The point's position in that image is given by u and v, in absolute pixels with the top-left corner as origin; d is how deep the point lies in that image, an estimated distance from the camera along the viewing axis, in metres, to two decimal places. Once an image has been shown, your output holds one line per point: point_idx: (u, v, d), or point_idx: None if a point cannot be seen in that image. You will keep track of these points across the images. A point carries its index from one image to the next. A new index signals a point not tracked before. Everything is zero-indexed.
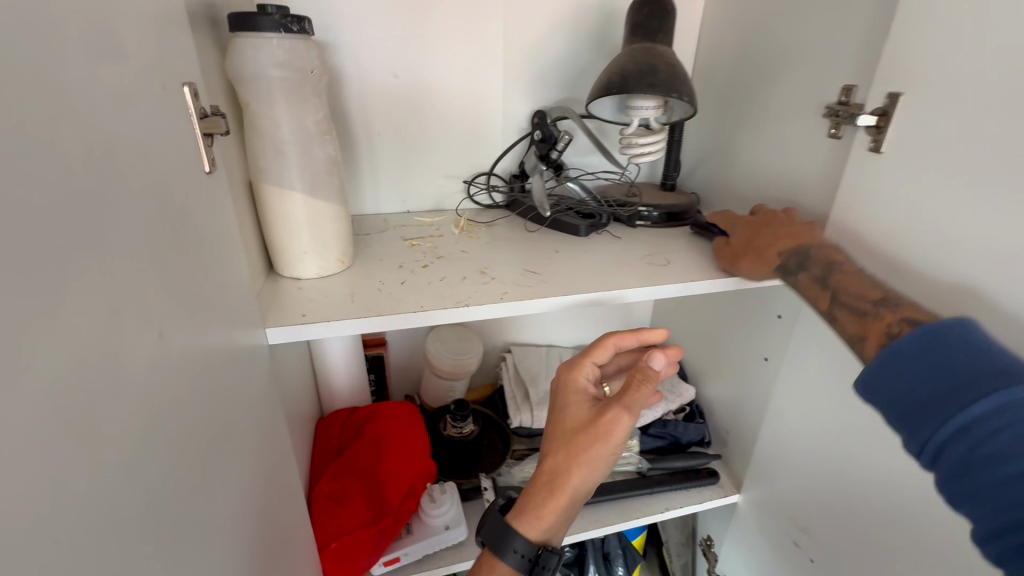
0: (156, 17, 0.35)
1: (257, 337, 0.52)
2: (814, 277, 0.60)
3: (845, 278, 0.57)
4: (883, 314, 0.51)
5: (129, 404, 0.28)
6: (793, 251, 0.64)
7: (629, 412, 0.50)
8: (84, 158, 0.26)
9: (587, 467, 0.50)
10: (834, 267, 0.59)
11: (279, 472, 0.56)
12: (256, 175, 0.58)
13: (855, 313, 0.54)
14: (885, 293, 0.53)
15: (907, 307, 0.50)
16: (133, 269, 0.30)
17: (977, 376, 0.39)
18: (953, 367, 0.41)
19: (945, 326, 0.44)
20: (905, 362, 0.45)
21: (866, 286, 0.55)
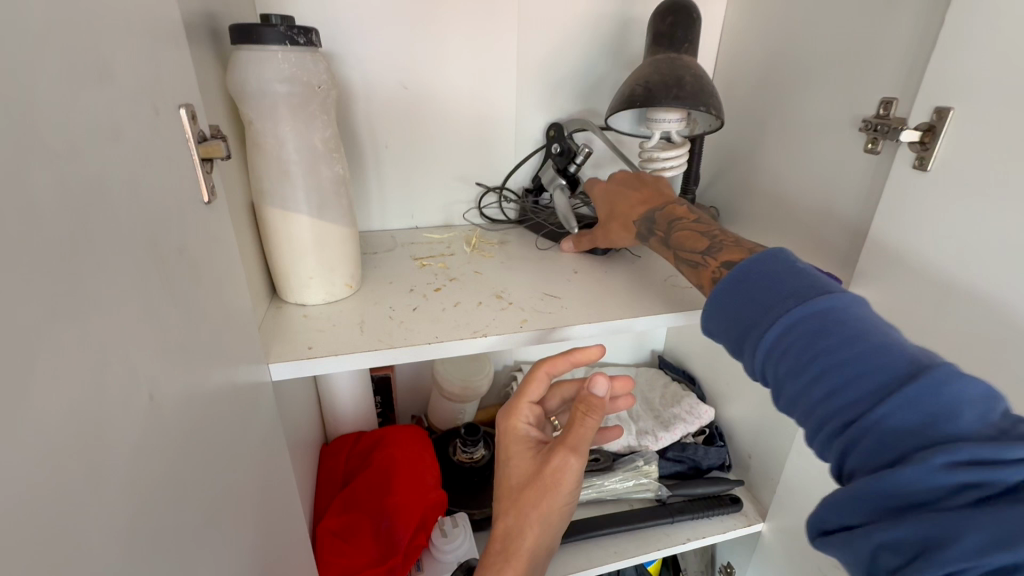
0: (149, 32, 0.31)
1: (260, 374, 0.48)
2: (660, 239, 0.61)
3: (682, 233, 0.58)
4: (710, 261, 0.53)
5: (118, 484, 0.24)
6: (641, 218, 0.64)
7: (575, 455, 0.47)
8: (62, 203, 0.22)
9: (539, 523, 0.48)
10: (674, 223, 0.60)
11: (285, 518, 0.52)
12: (259, 197, 0.54)
13: (690, 263, 0.55)
14: (710, 241, 0.55)
15: (729, 250, 0.52)
16: (122, 325, 0.26)
17: (777, 294, 0.41)
18: (757, 295, 0.42)
19: (756, 257, 0.45)
20: (717, 302, 0.45)
21: (698, 235, 0.57)
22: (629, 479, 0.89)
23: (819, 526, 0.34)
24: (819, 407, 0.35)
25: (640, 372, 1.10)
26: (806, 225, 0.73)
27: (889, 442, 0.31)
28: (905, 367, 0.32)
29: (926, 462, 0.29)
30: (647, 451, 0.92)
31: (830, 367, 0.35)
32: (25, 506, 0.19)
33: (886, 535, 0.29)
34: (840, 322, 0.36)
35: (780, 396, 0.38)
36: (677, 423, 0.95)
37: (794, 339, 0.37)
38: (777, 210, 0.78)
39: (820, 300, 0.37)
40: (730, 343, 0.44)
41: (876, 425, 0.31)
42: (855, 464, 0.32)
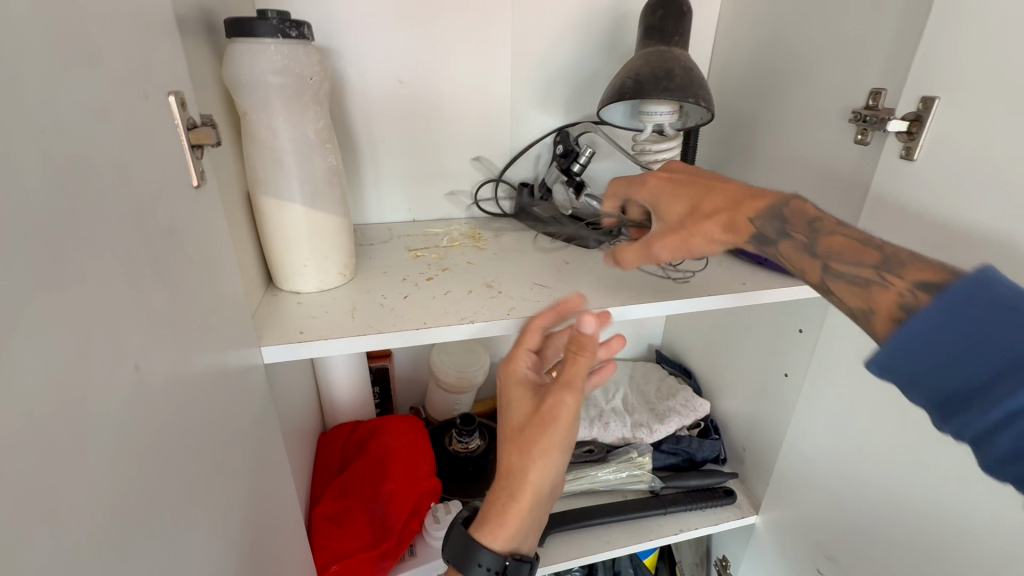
0: (139, 21, 0.32)
1: (252, 357, 0.50)
2: (800, 246, 0.50)
3: (835, 240, 0.47)
4: (889, 281, 0.42)
5: (100, 447, 0.26)
6: (766, 216, 0.52)
7: (570, 392, 0.47)
8: (55, 178, 0.24)
9: (544, 459, 0.47)
10: (817, 226, 0.49)
11: (276, 498, 0.53)
12: (254, 186, 0.55)
13: (857, 283, 0.45)
14: (881, 257, 0.44)
15: (916, 272, 0.41)
16: (110, 295, 0.27)
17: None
18: (987, 333, 0.34)
19: (964, 284, 0.36)
20: (919, 339, 0.37)
21: (860, 244, 0.46)
22: (622, 470, 0.89)
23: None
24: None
25: (637, 366, 1.11)
26: None
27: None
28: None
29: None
30: (641, 443, 0.92)
31: None
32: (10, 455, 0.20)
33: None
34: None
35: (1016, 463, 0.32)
36: (672, 416, 0.95)
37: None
38: None
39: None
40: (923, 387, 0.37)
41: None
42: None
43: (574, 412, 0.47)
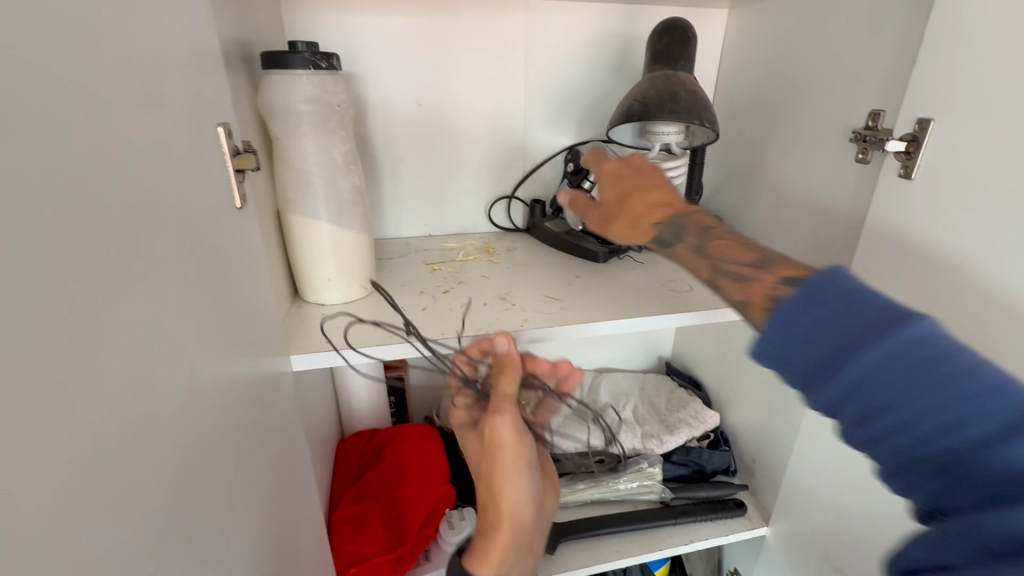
0: (193, 61, 0.36)
1: (282, 365, 0.53)
2: (692, 248, 0.50)
3: (719, 242, 0.49)
4: (761, 276, 0.44)
5: (157, 440, 0.29)
6: (666, 221, 0.52)
7: (497, 415, 0.51)
8: (125, 205, 0.27)
9: (504, 479, 0.51)
10: (709, 233, 0.50)
11: (299, 500, 0.56)
12: (284, 205, 0.59)
13: (734, 276, 0.46)
14: (756, 253, 0.46)
15: (779, 262, 0.44)
16: (168, 308, 0.31)
17: (866, 313, 0.34)
18: (835, 313, 0.35)
19: (818, 277, 0.37)
20: (783, 320, 0.37)
21: (741, 246, 0.48)
22: (633, 480, 0.91)
23: (902, 564, 0.32)
24: (928, 449, 0.31)
25: (647, 377, 1.12)
26: (804, 232, 0.76)
27: (996, 489, 0.28)
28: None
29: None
30: (651, 454, 0.94)
31: (934, 407, 0.30)
32: (87, 442, 0.24)
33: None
34: (940, 353, 0.30)
35: (870, 431, 0.33)
36: (682, 427, 0.96)
37: (893, 370, 0.31)
38: (776, 217, 0.81)
39: (924, 320, 0.31)
40: (792, 371, 0.37)
41: (1002, 470, 0.28)
42: (961, 503, 0.30)
43: (509, 434, 0.51)
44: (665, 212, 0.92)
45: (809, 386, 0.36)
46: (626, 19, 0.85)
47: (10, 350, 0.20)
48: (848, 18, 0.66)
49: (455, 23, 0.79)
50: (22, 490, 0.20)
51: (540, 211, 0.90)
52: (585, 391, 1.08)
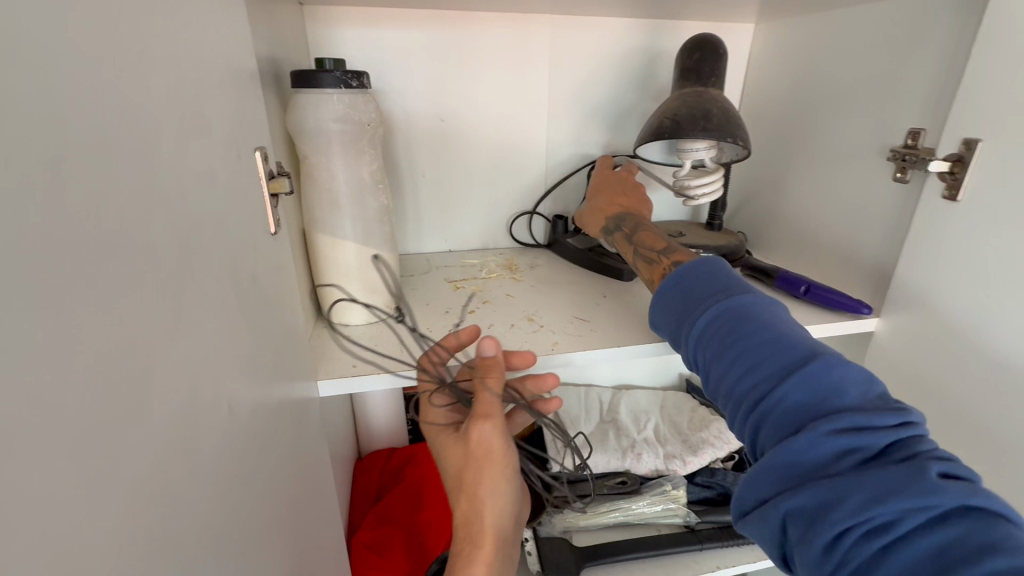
0: (233, 86, 0.35)
1: (309, 390, 0.51)
2: (625, 235, 0.66)
3: (646, 234, 0.63)
4: (663, 259, 0.58)
5: (197, 485, 0.28)
6: (615, 216, 0.70)
7: (489, 421, 0.45)
8: (172, 241, 0.26)
9: (492, 496, 0.46)
10: (642, 226, 0.66)
11: (324, 530, 0.54)
12: (310, 225, 0.58)
13: (646, 259, 0.60)
14: (667, 244, 0.61)
15: (680, 253, 0.58)
16: (209, 344, 0.30)
17: (710, 289, 0.47)
18: (696, 289, 0.48)
19: (692, 262, 0.51)
20: (663, 294, 0.51)
21: (658, 238, 0.62)
22: (657, 504, 0.89)
23: (741, 507, 0.37)
24: (737, 388, 0.40)
25: (668, 395, 1.10)
26: (835, 251, 0.74)
27: (788, 419, 0.36)
28: (803, 352, 0.38)
29: (817, 428, 0.34)
30: (675, 475, 0.91)
31: (750, 359, 0.40)
32: (131, 498, 0.22)
33: (791, 502, 0.33)
34: (751, 318, 0.42)
35: (711, 379, 0.43)
36: (705, 448, 0.94)
37: (719, 327, 0.43)
38: (804, 236, 0.79)
39: (744, 296, 0.44)
40: (671, 331, 0.50)
41: (780, 402, 0.36)
42: (765, 437, 0.37)
43: (497, 441, 0.46)
44: (688, 228, 0.91)
45: (677, 343, 0.48)
46: (652, 34, 0.84)
47: (60, 408, 0.19)
48: (886, 35, 0.65)
49: (480, 38, 0.79)
50: (74, 558, 0.19)
51: (562, 228, 0.89)
52: (604, 409, 1.06)
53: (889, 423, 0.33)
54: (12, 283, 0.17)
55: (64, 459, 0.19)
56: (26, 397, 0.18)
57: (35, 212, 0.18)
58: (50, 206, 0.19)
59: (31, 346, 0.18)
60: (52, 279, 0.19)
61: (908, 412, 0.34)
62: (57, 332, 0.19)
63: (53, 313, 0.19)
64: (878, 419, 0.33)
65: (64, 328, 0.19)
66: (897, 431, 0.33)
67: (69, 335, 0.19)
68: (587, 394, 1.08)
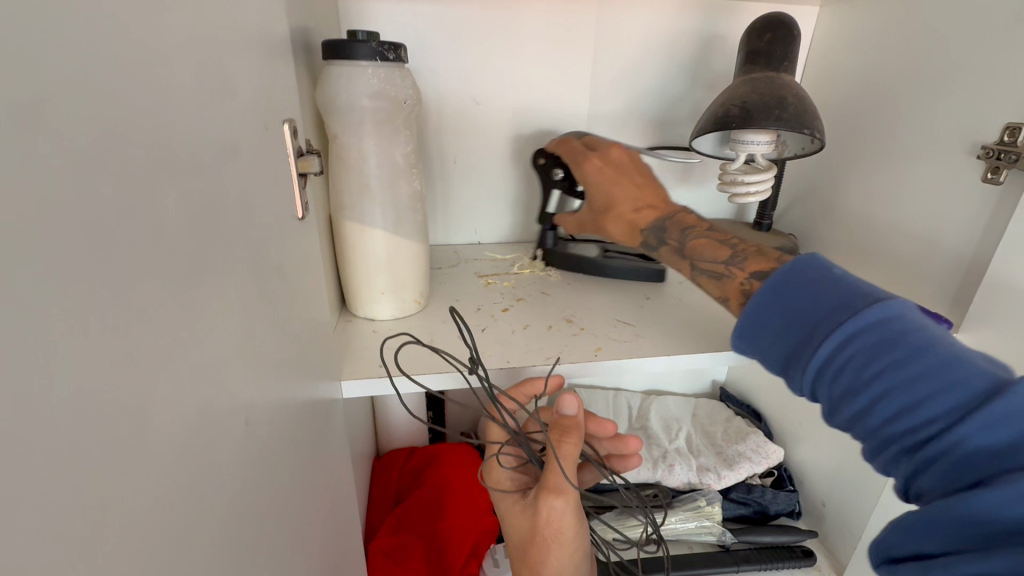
0: (262, 44, 0.31)
1: (333, 390, 0.47)
2: (674, 249, 0.56)
3: (698, 241, 0.54)
4: (736, 273, 0.49)
5: (213, 514, 0.23)
6: (651, 226, 0.57)
7: (560, 497, 0.45)
8: (190, 221, 0.22)
9: (559, 562, 0.48)
10: (688, 231, 0.55)
11: (348, 539, 0.50)
12: (337, 210, 0.54)
13: (715, 277, 0.51)
14: (732, 249, 0.51)
15: (751, 256, 0.50)
16: (227, 343, 0.25)
17: (823, 305, 0.37)
18: (804, 304, 0.38)
19: (784, 268, 0.41)
20: (753, 314, 0.41)
21: (716, 244, 0.53)
22: (690, 520, 0.83)
23: (886, 552, 0.29)
24: (886, 428, 0.31)
25: (701, 403, 1.04)
26: (903, 257, 0.67)
27: (967, 468, 0.27)
28: (987, 381, 0.29)
29: (1022, 479, 0.24)
30: (709, 490, 0.86)
31: (906, 391, 0.31)
32: (136, 537, 0.18)
33: (978, 565, 0.24)
34: (898, 339, 0.32)
35: (840, 412, 0.34)
36: (742, 462, 0.88)
37: (853, 350, 0.34)
38: (868, 240, 0.73)
39: (878, 308, 0.34)
40: (770, 352, 0.40)
41: (954, 447, 0.28)
42: (927, 485, 0.29)
43: (568, 516, 0.45)
44: (735, 227, 0.85)
45: (784, 369, 0.39)
46: (708, 16, 0.77)
47: (44, 437, 0.14)
48: (984, 18, 0.57)
49: (523, 14, 0.73)
50: None
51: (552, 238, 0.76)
52: (633, 415, 1.00)
53: None
54: None
55: (52, 498, 0.14)
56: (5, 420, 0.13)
57: (19, 178, 0.14)
58: (39, 165, 0.14)
59: (12, 347, 0.13)
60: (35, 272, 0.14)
61: None
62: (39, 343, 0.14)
63: (42, 303, 0.14)
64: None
65: (57, 324, 0.15)
66: None
67: (59, 334, 0.15)
68: (615, 399, 1.02)
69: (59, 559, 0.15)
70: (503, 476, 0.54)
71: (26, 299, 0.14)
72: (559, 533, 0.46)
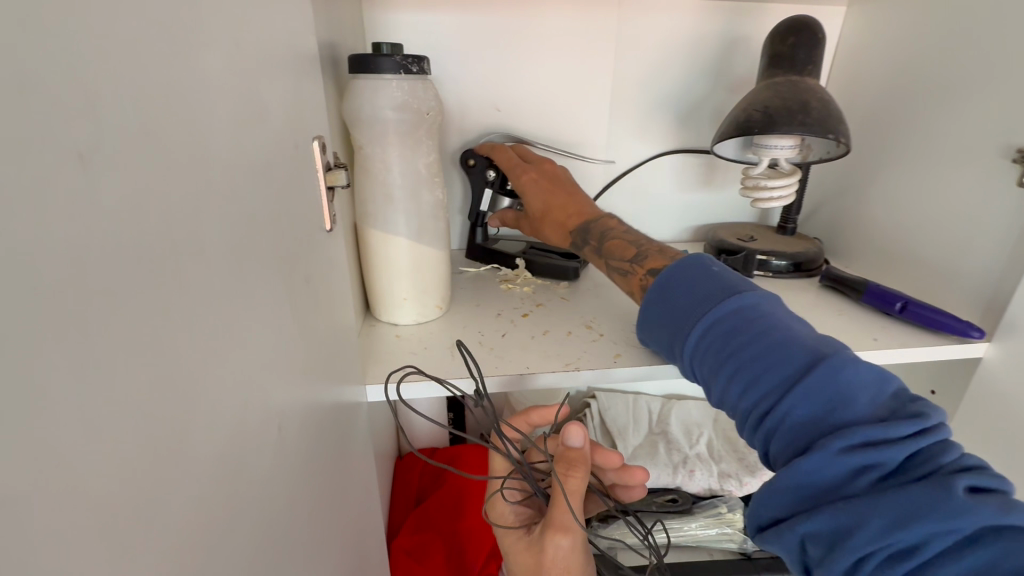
0: (293, 67, 0.32)
1: (357, 394, 0.49)
2: (593, 249, 0.60)
3: (613, 241, 0.58)
4: (637, 270, 0.53)
5: (246, 516, 0.25)
6: (578, 228, 0.63)
7: (563, 534, 0.50)
8: (224, 242, 0.23)
9: None
10: (607, 233, 0.60)
11: (371, 538, 0.52)
12: (361, 218, 0.56)
13: (623, 273, 0.55)
14: (638, 249, 0.55)
15: (652, 255, 0.53)
16: (259, 355, 0.27)
17: (696, 298, 0.43)
18: (683, 300, 0.44)
19: (673, 269, 0.46)
20: (651, 308, 0.47)
21: (627, 244, 0.56)
22: (711, 526, 0.82)
23: (757, 522, 0.34)
24: (740, 403, 0.37)
25: None
26: (932, 263, 0.66)
27: (796, 434, 0.33)
28: (804, 356, 0.34)
29: (826, 448, 0.30)
30: (730, 497, 0.85)
31: (748, 371, 0.36)
32: (177, 541, 0.19)
33: (808, 525, 0.30)
34: (744, 325, 0.38)
35: (712, 392, 0.40)
36: (765, 470, 0.88)
37: (715, 338, 0.39)
38: (897, 245, 0.71)
39: (732, 301, 0.40)
40: (663, 341, 0.46)
41: (784, 418, 0.33)
42: (775, 452, 0.34)
43: (570, 552, 0.50)
44: (759, 230, 0.84)
45: (673, 356, 0.45)
46: (730, 18, 0.77)
47: (96, 451, 0.16)
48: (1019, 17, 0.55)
49: (544, 20, 0.74)
50: None
51: (481, 234, 0.77)
52: (654, 419, 0.99)
53: (903, 433, 0.30)
54: (45, 299, 0.14)
55: (102, 507, 0.16)
56: (64, 437, 0.14)
57: (76, 215, 0.15)
58: (94, 202, 0.15)
59: (70, 371, 0.15)
60: (88, 300, 0.15)
61: (924, 417, 0.30)
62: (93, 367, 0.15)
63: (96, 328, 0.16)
64: (892, 430, 0.30)
65: (108, 345, 0.16)
66: (912, 442, 0.29)
67: (109, 354, 0.16)
68: (635, 403, 1.01)
69: (109, 564, 0.16)
70: (507, 510, 0.59)
71: (83, 325, 0.15)
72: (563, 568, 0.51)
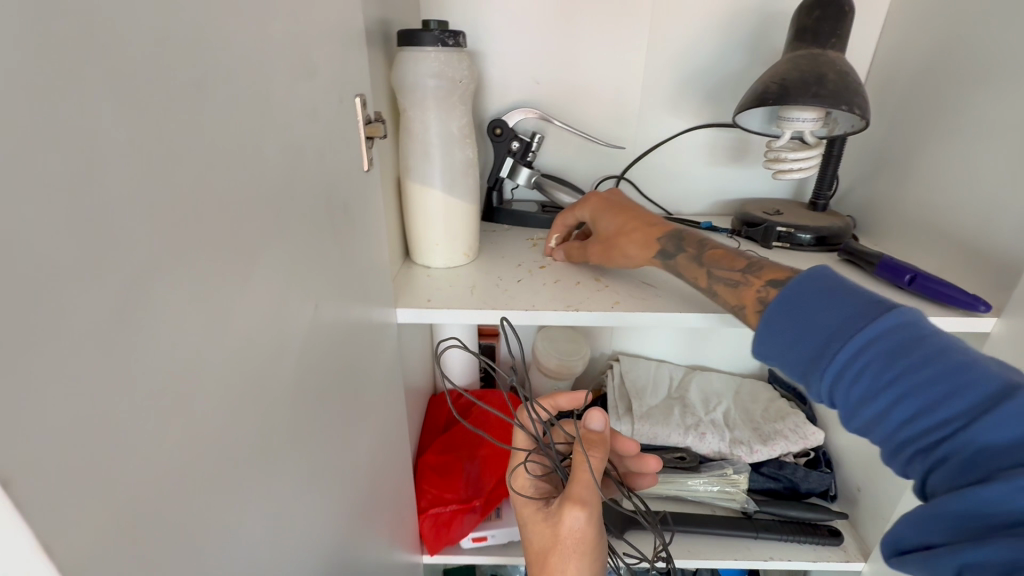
0: (341, 36, 0.41)
1: (388, 314, 0.59)
2: (691, 257, 0.60)
3: (714, 253, 0.59)
4: (751, 280, 0.53)
5: (291, 358, 0.35)
6: (668, 236, 0.63)
7: (579, 508, 0.57)
8: (283, 158, 0.33)
9: (578, 564, 0.58)
10: (705, 245, 0.61)
11: (392, 438, 0.62)
12: (403, 171, 0.65)
13: (730, 283, 0.55)
14: (747, 261, 0.56)
15: (767, 266, 0.54)
16: (303, 248, 0.36)
17: (836, 315, 0.42)
18: (822, 315, 0.43)
19: (801, 279, 0.47)
20: (768, 326, 0.47)
21: (730, 255, 0.58)
22: (713, 484, 0.87)
23: (903, 545, 0.35)
24: (907, 428, 0.37)
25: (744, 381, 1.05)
26: (955, 240, 0.66)
27: (978, 465, 0.33)
28: (993, 385, 0.34)
29: (1014, 480, 0.30)
30: (738, 460, 0.88)
31: (921, 396, 0.36)
32: (246, 348, 0.29)
33: (971, 555, 0.30)
34: (910, 345, 0.38)
35: (859, 416, 0.40)
36: (778, 440, 0.90)
37: (869, 358, 0.39)
38: (925, 222, 0.71)
39: (887, 317, 0.39)
40: (788, 360, 0.45)
41: (968, 445, 0.33)
42: (938, 480, 0.35)
43: (584, 525, 0.57)
44: (786, 206, 0.85)
45: (802, 379, 0.44)
46: None
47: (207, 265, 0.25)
48: None
49: None
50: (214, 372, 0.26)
51: (496, 199, 0.86)
52: (674, 385, 1.04)
53: None
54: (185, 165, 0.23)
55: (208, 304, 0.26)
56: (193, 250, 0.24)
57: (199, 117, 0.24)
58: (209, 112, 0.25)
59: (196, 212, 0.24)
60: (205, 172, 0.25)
61: None
62: (210, 218, 0.25)
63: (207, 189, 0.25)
64: None
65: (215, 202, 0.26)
66: None
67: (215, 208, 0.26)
68: (658, 369, 1.06)
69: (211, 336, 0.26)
70: (528, 482, 0.67)
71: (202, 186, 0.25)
72: (578, 541, 0.58)
